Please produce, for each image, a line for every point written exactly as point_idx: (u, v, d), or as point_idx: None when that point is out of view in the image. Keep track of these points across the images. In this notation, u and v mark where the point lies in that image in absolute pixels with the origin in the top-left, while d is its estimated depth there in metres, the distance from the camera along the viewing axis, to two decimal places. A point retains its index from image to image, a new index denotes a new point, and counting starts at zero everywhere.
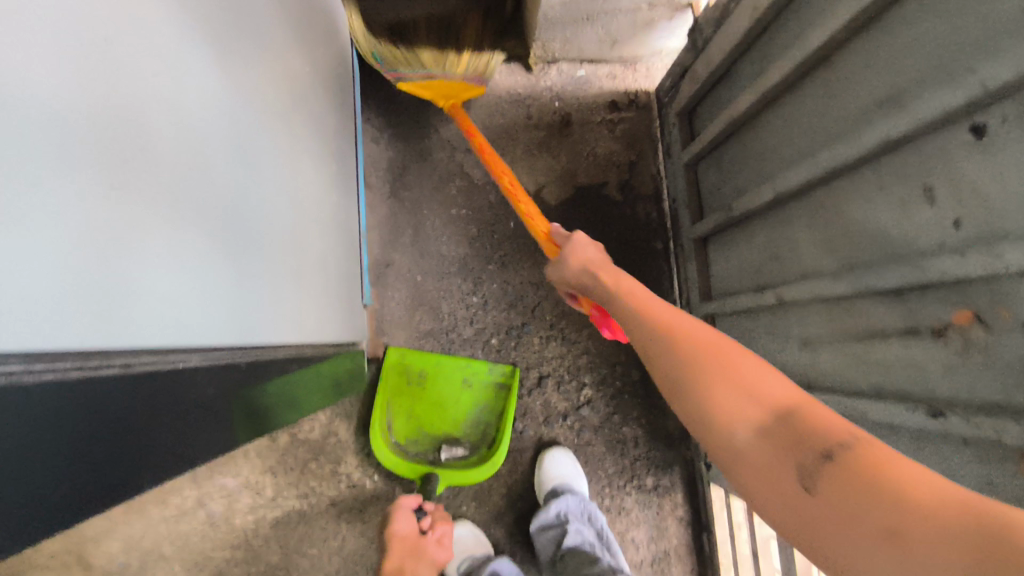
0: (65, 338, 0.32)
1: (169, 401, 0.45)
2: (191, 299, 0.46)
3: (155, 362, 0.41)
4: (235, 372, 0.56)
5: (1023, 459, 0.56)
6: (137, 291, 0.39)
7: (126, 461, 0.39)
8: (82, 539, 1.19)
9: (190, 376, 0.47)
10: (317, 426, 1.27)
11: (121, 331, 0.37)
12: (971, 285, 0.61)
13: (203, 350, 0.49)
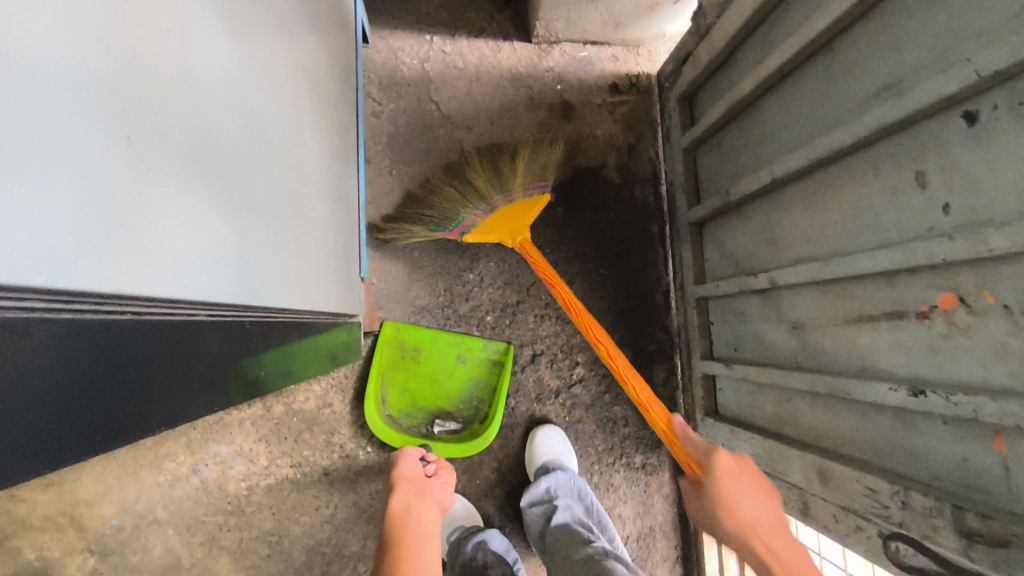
0: (91, 281, 0.33)
1: (176, 352, 0.48)
2: (201, 258, 0.47)
3: (159, 312, 0.43)
4: (235, 328, 0.59)
5: (999, 435, 0.59)
6: (154, 244, 0.40)
7: (133, 399, 0.43)
8: (75, 502, 1.21)
9: (195, 329, 0.50)
10: (312, 397, 1.29)
11: (139, 280, 0.38)
12: (957, 267, 0.63)
13: (211, 306, 0.50)
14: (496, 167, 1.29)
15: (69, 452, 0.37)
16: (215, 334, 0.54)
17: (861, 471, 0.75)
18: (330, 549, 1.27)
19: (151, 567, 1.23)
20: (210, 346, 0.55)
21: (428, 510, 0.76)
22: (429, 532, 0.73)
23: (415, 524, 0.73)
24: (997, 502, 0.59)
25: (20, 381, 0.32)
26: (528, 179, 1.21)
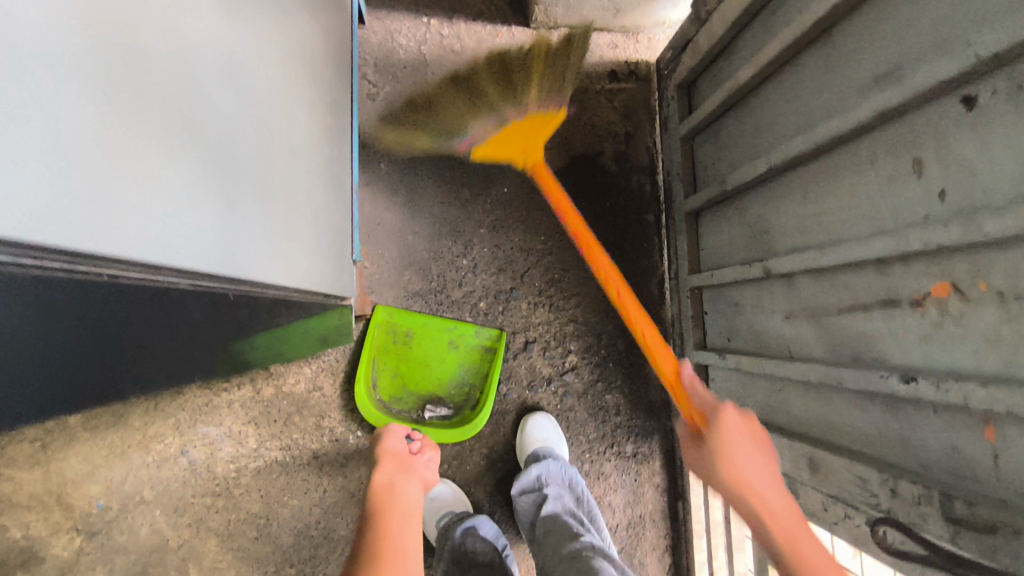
0: (70, 238, 0.32)
1: (148, 315, 0.49)
2: (185, 225, 0.46)
3: (143, 277, 0.41)
4: (221, 302, 0.58)
5: (988, 423, 0.58)
6: (136, 205, 0.38)
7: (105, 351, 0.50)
8: (62, 481, 1.20)
9: (176, 299, 0.49)
10: (302, 380, 1.28)
11: (123, 241, 0.37)
12: (951, 255, 0.62)
13: (194, 277, 0.49)
14: (502, 78, 1.29)
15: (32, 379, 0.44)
16: (199, 306, 0.54)
17: (851, 460, 0.75)
18: (318, 532, 1.27)
19: (137, 548, 1.22)
20: (190, 316, 0.54)
21: (410, 487, 0.78)
22: (412, 511, 0.74)
23: (397, 496, 0.75)
24: (985, 491, 0.59)
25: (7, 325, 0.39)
26: (540, 94, 1.26)
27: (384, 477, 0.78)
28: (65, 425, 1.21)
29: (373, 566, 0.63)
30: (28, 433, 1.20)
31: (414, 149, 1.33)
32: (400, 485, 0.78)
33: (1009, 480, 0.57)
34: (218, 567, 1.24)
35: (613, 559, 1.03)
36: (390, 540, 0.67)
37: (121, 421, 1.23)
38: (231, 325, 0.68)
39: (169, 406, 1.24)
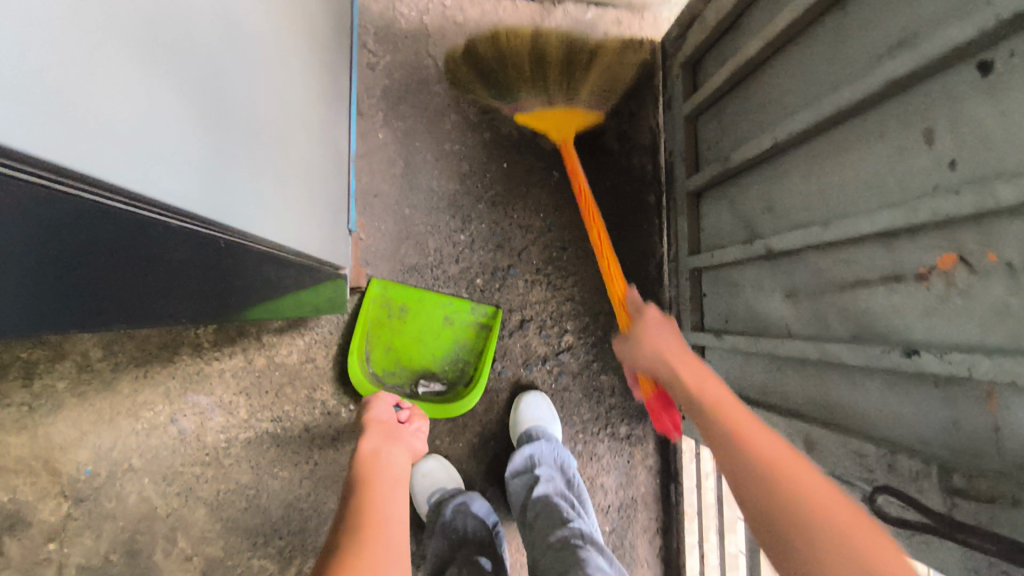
0: (36, 141, 0.30)
1: (128, 253, 0.46)
2: (171, 157, 0.44)
3: (121, 207, 0.39)
4: (205, 250, 0.56)
5: (992, 396, 0.58)
6: (116, 126, 0.37)
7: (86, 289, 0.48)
8: (50, 447, 1.19)
9: (160, 238, 0.47)
10: (295, 351, 1.27)
11: (92, 159, 0.34)
12: (960, 225, 0.61)
13: (184, 216, 0.47)
14: (569, 62, 1.35)
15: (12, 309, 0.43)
16: (185, 248, 0.52)
17: (848, 437, 0.74)
18: (307, 505, 1.26)
19: (125, 515, 1.21)
20: (172, 257, 0.52)
21: (397, 453, 0.77)
22: (399, 478, 0.72)
23: (383, 460, 0.74)
24: (987, 465, 0.58)
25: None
26: (592, 96, 1.36)
27: (370, 445, 0.77)
28: (54, 390, 1.19)
29: (359, 523, 0.61)
30: (16, 397, 1.18)
31: (474, 99, 1.34)
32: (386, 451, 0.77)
33: (1012, 452, 0.56)
34: (206, 537, 1.23)
35: (600, 546, 0.97)
36: (376, 499, 0.66)
37: (110, 387, 1.21)
38: (218, 275, 0.66)
39: (159, 374, 1.23)
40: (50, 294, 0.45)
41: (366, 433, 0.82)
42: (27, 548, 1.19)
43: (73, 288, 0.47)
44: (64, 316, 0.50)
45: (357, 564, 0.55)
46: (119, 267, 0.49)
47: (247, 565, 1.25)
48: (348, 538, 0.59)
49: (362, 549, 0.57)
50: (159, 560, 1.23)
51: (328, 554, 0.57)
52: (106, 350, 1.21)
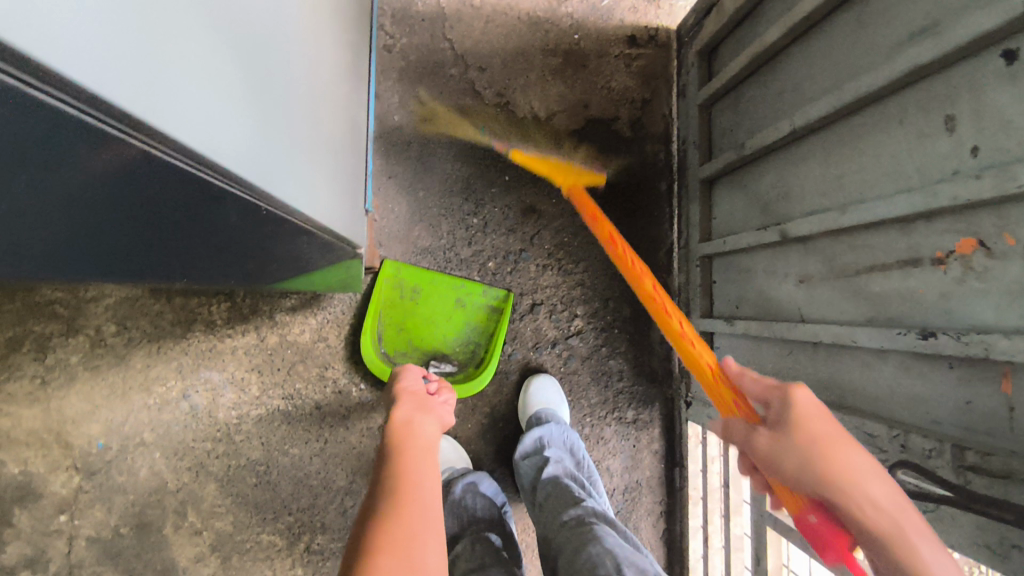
0: (99, 80, 0.32)
1: (183, 203, 0.49)
2: (218, 118, 0.47)
3: (178, 162, 0.42)
4: (251, 212, 0.59)
5: (1006, 375, 0.59)
6: (175, 83, 0.40)
7: (142, 225, 0.50)
8: (61, 419, 1.20)
9: (208, 195, 0.50)
10: (307, 330, 1.27)
11: (151, 108, 0.37)
12: (979, 210, 0.62)
13: (229, 177, 0.50)
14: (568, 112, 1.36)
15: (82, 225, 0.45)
16: (235, 206, 0.55)
17: (861, 418, 0.76)
18: (317, 482, 1.28)
19: (136, 488, 1.22)
20: (223, 215, 0.56)
21: (428, 422, 0.80)
22: (431, 446, 0.75)
23: (416, 430, 0.77)
24: (999, 443, 0.60)
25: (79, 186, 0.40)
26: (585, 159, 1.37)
27: (403, 414, 0.80)
28: (66, 363, 1.20)
29: (395, 491, 0.65)
30: (29, 369, 1.19)
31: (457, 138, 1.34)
32: (418, 420, 0.80)
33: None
34: (216, 512, 1.24)
35: (614, 524, 0.99)
36: (411, 466, 0.69)
37: (123, 362, 1.22)
38: (252, 244, 0.68)
39: (172, 349, 1.24)
40: (110, 224, 0.47)
41: (399, 402, 0.85)
42: (38, 519, 1.20)
43: (139, 233, 0.52)
44: (134, 256, 0.56)
45: (394, 534, 0.59)
46: (171, 214, 0.51)
47: (256, 541, 1.26)
48: (385, 506, 0.62)
49: (399, 517, 0.61)
50: (169, 534, 1.23)
51: (366, 522, 0.61)
52: (119, 324, 1.22)
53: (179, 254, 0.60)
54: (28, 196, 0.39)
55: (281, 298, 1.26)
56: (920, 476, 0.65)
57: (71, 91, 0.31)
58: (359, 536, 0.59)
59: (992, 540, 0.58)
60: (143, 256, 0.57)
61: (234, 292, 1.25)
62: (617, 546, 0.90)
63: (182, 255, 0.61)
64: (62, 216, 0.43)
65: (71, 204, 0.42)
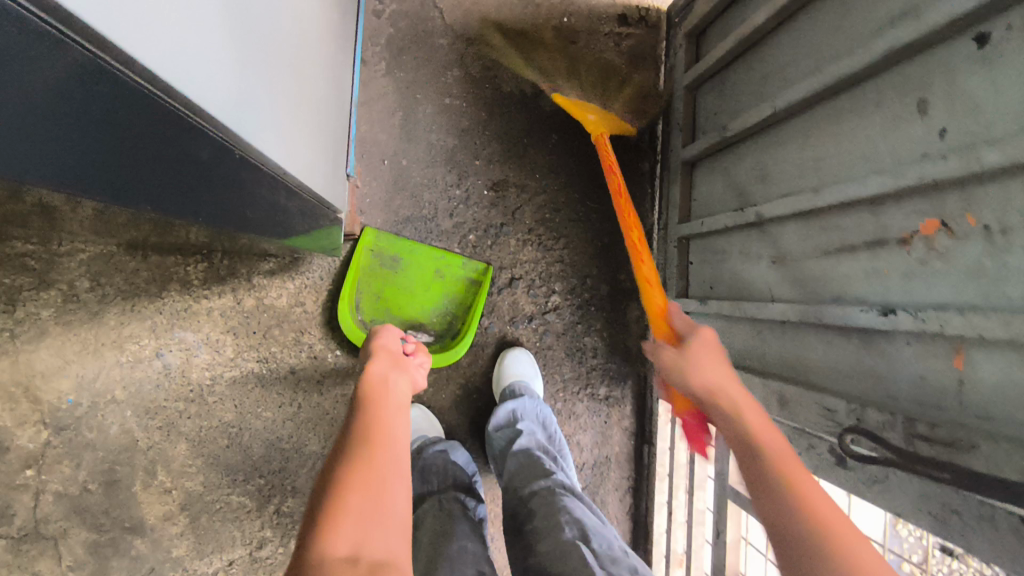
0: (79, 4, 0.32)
1: (164, 145, 0.49)
2: (204, 61, 0.47)
3: (163, 102, 0.43)
4: (221, 158, 0.56)
5: (959, 352, 0.61)
6: (161, 19, 0.40)
7: (123, 161, 0.49)
8: (31, 373, 1.18)
9: (190, 139, 0.50)
10: (285, 295, 1.27)
11: (134, 40, 0.37)
12: (943, 193, 0.64)
13: (212, 124, 0.51)
14: (551, 44, 1.36)
15: (57, 155, 0.44)
16: (208, 144, 0.52)
17: (822, 394, 0.78)
18: (289, 446, 1.28)
19: (106, 446, 1.22)
20: (195, 155, 0.53)
21: (401, 379, 0.82)
22: (402, 403, 0.77)
23: (389, 385, 0.79)
24: (948, 415, 0.62)
25: (60, 112, 0.40)
26: (534, 157, 1.36)
27: (379, 368, 0.82)
28: (37, 317, 1.18)
29: (366, 436, 0.67)
30: None
31: (490, 60, 1.34)
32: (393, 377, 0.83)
33: (971, 403, 0.60)
34: (187, 471, 1.25)
35: (582, 498, 1.02)
36: (383, 417, 0.72)
37: (96, 318, 1.21)
38: (236, 194, 0.68)
39: (147, 308, 1.23)
40: (93, 158, 0.47)
41: (374, 357, 0.87)
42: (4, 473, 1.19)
43: (124, 175, 0.52)
44: (113, 191, 0.54)
45: (365, 475, 0.61)
46: (153, 155, 0.50)
47: (226, 501, 1.26)
48: (355, 450, 0.65)
49: (369, 459, 0.63)
50: (138, 492, 1.23)
51: (335, 461, 0.64)
52: (93, 280, 1.20)
53: (167, 197, 0.60)
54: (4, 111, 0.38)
55: (259, 260, 1.25)
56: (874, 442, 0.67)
57: (45, 7, 0.31)
58: (328, 475, 0.62)
59: (934, 507, 0.60)
60: (130, 193, 0.56)
61: (211, 253, 1.24)
62: (585, 516, 0.94)
63: (173, 198, 0.61)
64: (49, 144, 0.43)
65: (46, 134, 0.41)
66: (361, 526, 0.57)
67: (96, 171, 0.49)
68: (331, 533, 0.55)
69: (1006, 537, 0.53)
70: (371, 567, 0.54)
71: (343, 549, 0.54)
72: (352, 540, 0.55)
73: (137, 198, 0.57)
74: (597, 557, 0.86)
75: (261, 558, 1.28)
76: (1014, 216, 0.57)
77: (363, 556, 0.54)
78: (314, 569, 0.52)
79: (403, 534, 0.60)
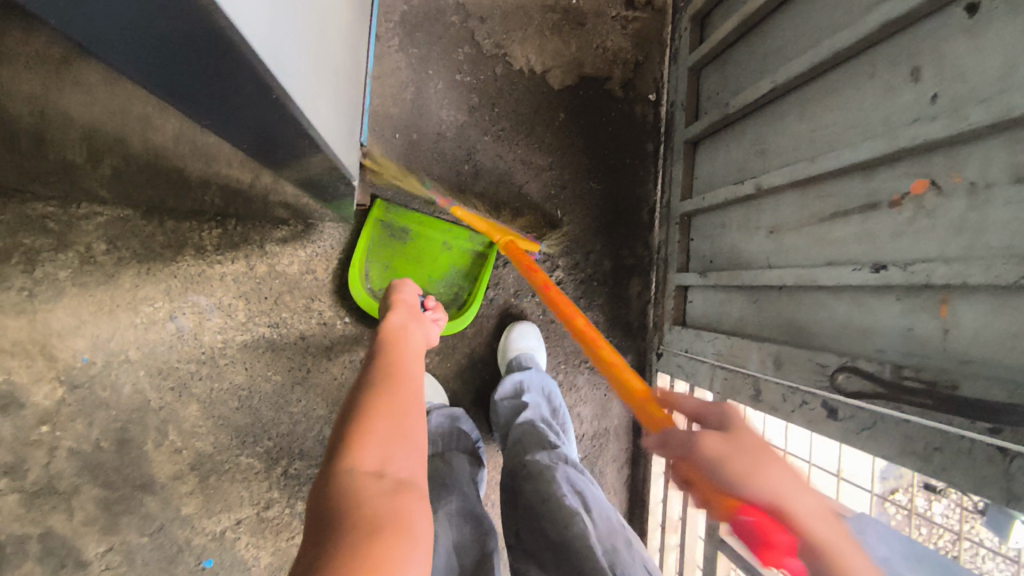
0: None
1: (219, 73, 0.54)
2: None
3: (230, 36, 0.47)
4: (259, 94, 0.60)
5: (944, 302, 0.65)
6: None
7: (187, 80, 0.55)
8: (47, 332, 1.22)
9: (241, 72, 0.54)
10: (296, 262, 1.30)
11: None
12: (931, 154, 0.68)
13: (262, 61, 0.54)
14: (559, 25, 1.40)
15: (135, 60, 0.50)
16: (253, 81, 0.57)
17: (816, 350, 0.82)
18: (298, 410, 1.32)
19: (119, 405, 1.25)
20: (240, 85, 0.57)
21: (417, 332, 0.89)
22: (418, 351, 0.84)
23: (406, 336, 0.85)
24: (932, 361, 0.66)
25: (140, 28, 0.45)
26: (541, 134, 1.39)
27: (397, 321, 0.89)
28: (55, 278, 1.21)
29: (390, 376, 0.72)
30: (16, 281, 1.20)
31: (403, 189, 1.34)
32: (410, 329, 0.89)
33: (953, 348, 0.64)
34: (198, 432, 1.28)
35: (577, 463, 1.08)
36: (403, 363, 0.77)
37: (112, 280, 1.24)
38: (269, 130, 0.73)
39: (162, 272, 1.26)
40: (161, 70, 0.52)
41: (394, 310, 0.93)
42: (18, 428, 1.21)
43: (182, 88, 0.57)
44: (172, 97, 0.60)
45: (389, 406, 0.66)
46: (207, 81, 0.55)
47: (235, 462, 1.30)
48: (380, 387, 0.69)
49: (391, 392, 0.69)
50: (149, 450, 1.27)
51: (362, 392, 0.69)
52: (109, 244, 1.23)
53: (216, 115, 0.65)
54: (92, 19, 0.43)
55: (272, 228, 1.29)
56: (866, 378, 0.72)
57: None
58: (356, 405, 0.66)
59: (918, 446, 0.65)
60: (189, 102, 0.61)
61: (225, 219, 1.27)
62: (577, 478, 1.02)
63: (220, 117, 0.66)
64: (129, 50, 0.48)
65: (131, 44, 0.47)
66: (387, 445, 0.61)
67: (163, 80, 0.54)
68: (360, 449, 0.60)
69: (982, 466, 0.58)
70: (396, 483, 0.58)
71: (370, 464, 0.59)
72: (379, 456, 0.60)
73: (196, 109, 0.64)
74: (590, 511, 0.95)
75: (268, 517, 1.32)
76: (997, 172, 0.60)
77: (388, 472, 0.59)
78: (344, 478, 0.56)
79: (422, 459, 0.64)
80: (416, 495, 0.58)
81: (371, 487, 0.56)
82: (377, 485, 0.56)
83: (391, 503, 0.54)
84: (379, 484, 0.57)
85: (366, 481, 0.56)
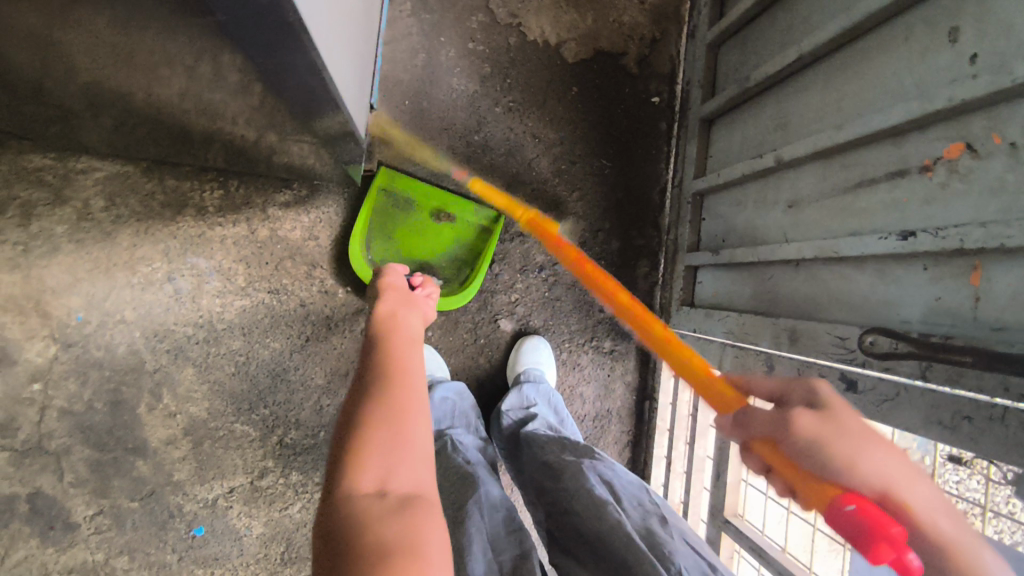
0: None
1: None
2: None
3: None
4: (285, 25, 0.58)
5: (977, 269, 0.63)
6: None
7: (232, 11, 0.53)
8: (41, 288, 1.19)
9: None
10: (298, 228, 1.27)
11: None
12: (970, 115, 0.65)
13: None
14: None
15: None
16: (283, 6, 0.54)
17: (834, 324, 0.80)
18: (295, 378, 1.29)
19: (112, 365, 1.22)
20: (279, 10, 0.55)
21: (411, 319, 0.86)
22: (415, 341, 0.81)
23: (400, 327, 0.83)
24: (962, 328, 0.64)
25: None
26: (554, 109, 1.37)
27: (387, 310, 0.86)
28: (51, 233, 1.18)
29: (386, 377, 0.69)
30: (11, 235, 1.17)
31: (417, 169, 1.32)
32: (401, 318, 0.86)
33: (986, 318, 0.61)
34: (192, 397, 1.25)
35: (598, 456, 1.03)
36: (398, 358, 0.74)
37: (109, 237, 1.21)
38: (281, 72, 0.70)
39: (160, 232, 1.23)
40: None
41: (384, 298, 0.91)
42: (10, 386, 1.19)
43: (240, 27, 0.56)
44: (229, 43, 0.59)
45: (386, 411, 0.63)
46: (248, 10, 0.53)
47: (229, 429, 1.27)
48: (377, 389, 0.67)
49: (388, 395, 0.66)
50: (142, 414, 1.24)
51: (358, 399, 0.66)
52: (108, 200, 1.20)
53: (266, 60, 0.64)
54: None
55: (275, 191, 1.26)
56: (893, 339, 0.70)
57: None
58: (353, 413, 0.64)
59: (945, 416, 0.63)
60: (245, 48, 0.60)
61: (227, 181, 1.24)
62: (606, 470, 0.99)
63: (270, 63, 0.65)
64: None
65: None
66: (387, 459, 0.58)
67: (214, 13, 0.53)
68: (358, 469, 0.57)
69: (1016, 433, 0.56)
70: (400, 499, 0.55)
71: (370, 483, 0.56)
72: (379, 471, 0.57)
73: (254, 57, 0.63)
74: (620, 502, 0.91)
75: (262, 487, 1.29)
76: None
77: (390, 489, 0.56)
78: (346, 504, 0.54)
79: (428, 463, 0.62)
80: (423, 508, 0.56)
81: (374, 511, 0.53)
82: (381, 506, 0.54)
83: (399, 527, 0.52)
84: (383, 504, 0.54)
85: (368, 503, 0.54)
